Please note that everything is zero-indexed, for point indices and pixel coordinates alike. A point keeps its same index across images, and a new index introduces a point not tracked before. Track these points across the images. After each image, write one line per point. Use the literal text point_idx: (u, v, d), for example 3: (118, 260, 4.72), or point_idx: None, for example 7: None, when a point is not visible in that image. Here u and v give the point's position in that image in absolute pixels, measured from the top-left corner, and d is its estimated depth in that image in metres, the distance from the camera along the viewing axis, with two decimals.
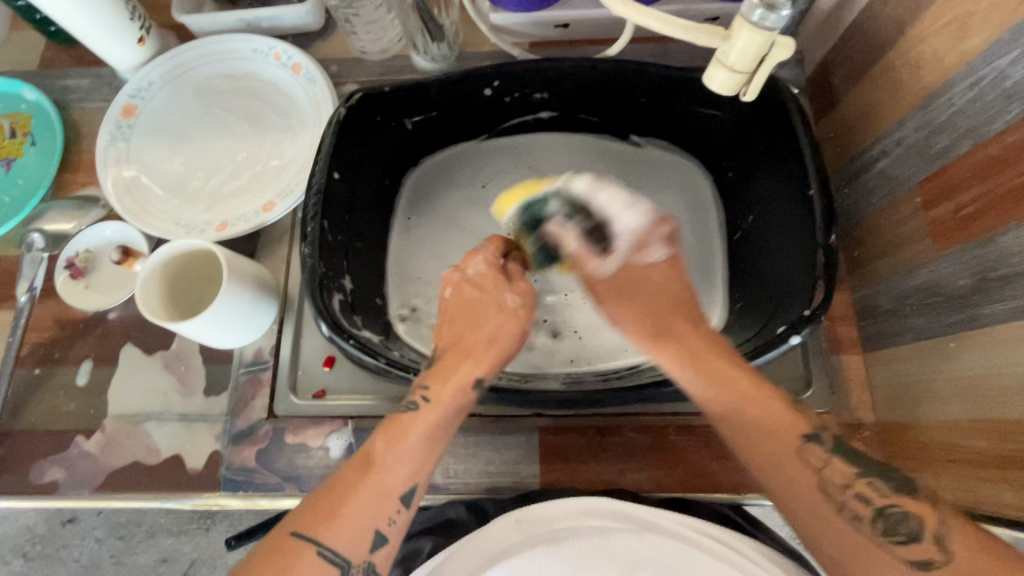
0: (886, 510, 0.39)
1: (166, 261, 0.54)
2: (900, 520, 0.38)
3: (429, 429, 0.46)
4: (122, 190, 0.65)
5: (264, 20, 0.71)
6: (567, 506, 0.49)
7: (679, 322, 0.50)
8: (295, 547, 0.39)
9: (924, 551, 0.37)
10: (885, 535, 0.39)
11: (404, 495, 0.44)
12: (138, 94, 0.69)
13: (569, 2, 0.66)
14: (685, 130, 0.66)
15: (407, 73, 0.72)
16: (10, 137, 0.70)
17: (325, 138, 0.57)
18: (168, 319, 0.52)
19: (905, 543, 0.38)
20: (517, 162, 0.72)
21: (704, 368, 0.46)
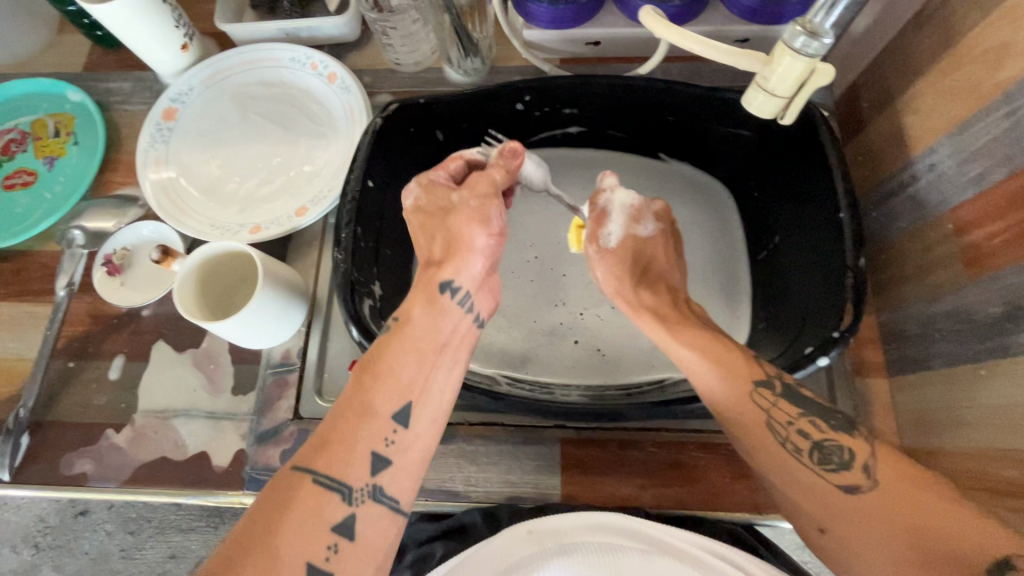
0: (823, 442, 0.45)
1: (208, 257, 0.56)
2: (834, 452, 0.44)
3: (404, 345, 0.47)
4: (161, 189, 0.66)
5: (303, 30, 0.73)
6: (577, 519, 0.48)
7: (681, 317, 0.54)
8: (293, 478, 0.41)
9: (853, 478, 0.43)
10: (820, 464, 0.44)
11: (396, 415, 0.44)
12: (179, 99, 0.71)
13: (600, 22, 0.68)
14: (711, 149, 0.67)
15: (439, 86, 0.73)
16: (55, 135, 0.73)
17: (361, 147, 0.59)
18: (192, 311, 0.53)
19: (837, 470, 0.43)
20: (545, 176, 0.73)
21: (701, 353, 0.50)
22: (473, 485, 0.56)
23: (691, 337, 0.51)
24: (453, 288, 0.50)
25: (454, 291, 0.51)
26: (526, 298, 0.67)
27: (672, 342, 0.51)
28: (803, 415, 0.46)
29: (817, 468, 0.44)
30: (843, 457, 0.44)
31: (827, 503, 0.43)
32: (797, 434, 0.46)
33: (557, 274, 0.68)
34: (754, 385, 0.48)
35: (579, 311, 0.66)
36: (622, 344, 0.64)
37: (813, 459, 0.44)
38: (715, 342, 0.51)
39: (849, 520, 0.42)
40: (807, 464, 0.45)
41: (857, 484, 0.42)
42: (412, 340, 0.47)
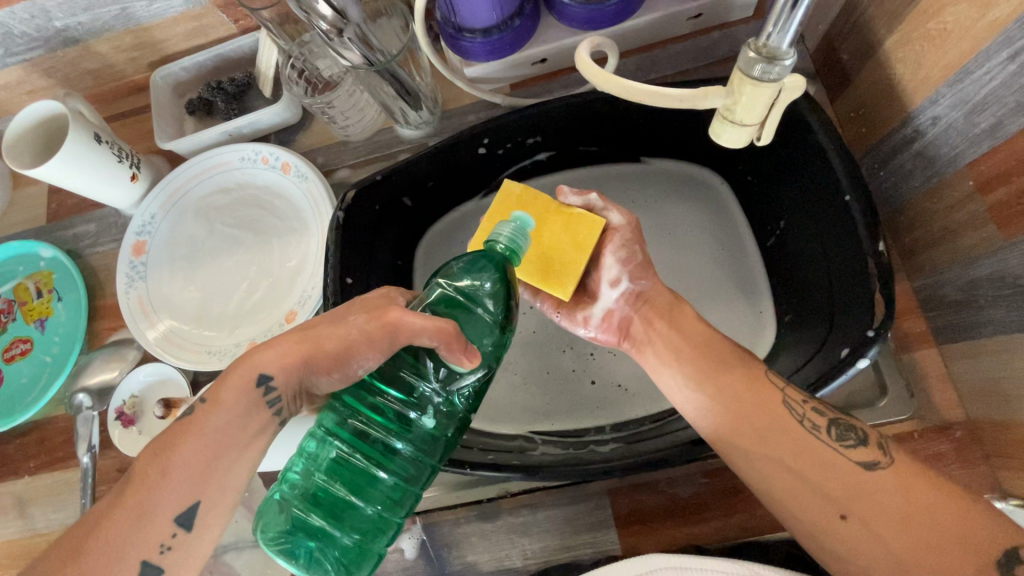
0: (838, 420, 0.42)
1: None
2: (848, 429, 0.41)
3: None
4: (155, 330, 0.65)
5: (245, 126, 0.70)
6: (634, 566, 0.44)
7: (663, 317, 0.50)
8: None
9: (871, 454, 0.40)
10: (839, 441, 0.41)
11: (179, 517, 0.37)
12: (144, 231, 0.69)
13: (541, 37, 0.63)
14: (689, 142, 0.63)
15: (395, 146, 0.70)
16: (38, 297, 0.72)
17: (329, 245, 0.57)
18: None
19: (854, 447, 0.40)
20: None
21: (689, 356, 0.47)
22: (531, 557, 0.55)
23: (667, 340, 0.48)
24: (268, 385, 0.41)
25: (270, 390, 0.41)
26: (530, 353, 0.64)
27: (651, 352, 0.49)
28: (808, 400, 0.43)
29: (837, 445, 0.40)
30: (859, 434, 0.41)
31: (845, 484, 0.39)
32: (813, 411, 0.42)
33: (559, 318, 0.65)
34: (780, 387, 0.44)
35: (590, 352, 0.63)
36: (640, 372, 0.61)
37: (832, 437, 0.41)
38: (712, 337, 0.48)
39: (874, 501, 0.38)
40: (825, 442, 0.41)
41: (875, 461, 0.39)
42: (212, 437, 0.39)
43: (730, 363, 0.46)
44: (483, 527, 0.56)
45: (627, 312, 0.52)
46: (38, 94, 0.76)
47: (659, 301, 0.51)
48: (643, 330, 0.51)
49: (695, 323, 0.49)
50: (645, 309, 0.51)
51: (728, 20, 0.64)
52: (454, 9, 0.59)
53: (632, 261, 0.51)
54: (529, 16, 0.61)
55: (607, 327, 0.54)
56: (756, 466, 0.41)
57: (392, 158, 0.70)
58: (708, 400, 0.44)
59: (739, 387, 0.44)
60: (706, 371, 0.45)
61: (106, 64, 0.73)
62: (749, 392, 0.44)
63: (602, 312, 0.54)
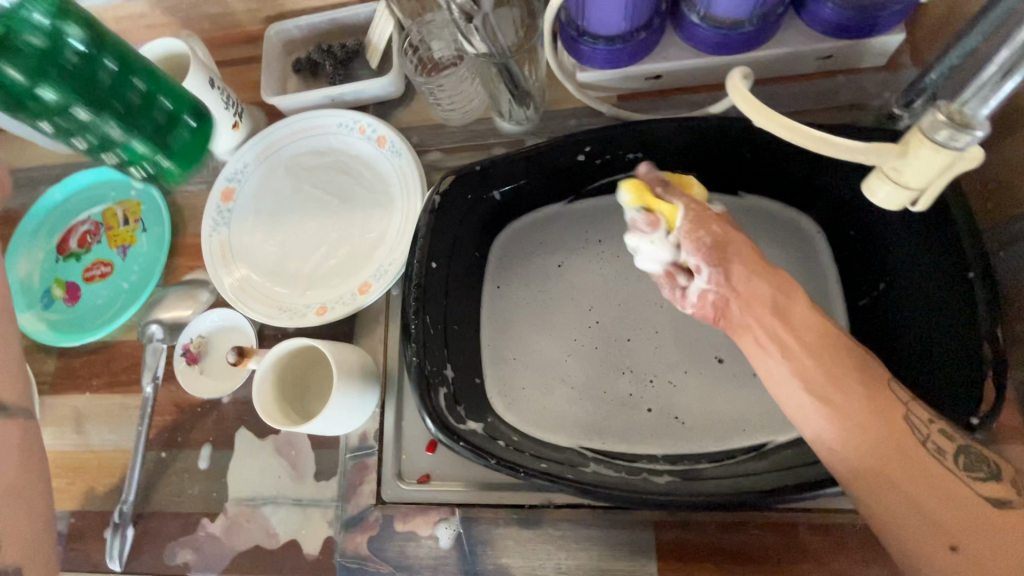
0: (967, 449, 0.42)
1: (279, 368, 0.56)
2: (979, 460, 0.41)
3: None
4: (232, 277, 0.67)
5: (348, 94, 0.71)
6: None
7: (767, 300, 0.48)
8: None
9: (1002, 491, 0.40)
10: (968, 471, 0.41)
11: None
12: (234, 178, 0.71)
13: (661, 54, 0.62)
14: (794, 186, 0.61)
15: (490, 137, 0.70)
16: (125, 224, 0.75)
17: (421, 226, 0.57)
18: (292, 420, 0.55)
19: (984, 480, 0.40)
20: (593, 231, 0.69)
21: (802, 352, 0.46)
22: (564, 572, 0.54)
23: (770, 328, 0.47)
24: None
25: None
26: (593, 366, 0.63)
27: (751, 339, 0.48)
28: (933, 420, 0.43)
29: (965, 474, 0.41)
30: (992, 468, 0.41)
31: (969, 521, 0.39)
32: (938, 432, 0.42)
33: (621, 340, 0.64)
34: (905, 406, 0.43)
35: (648, 378, 0.62)
36: (700, 412, 0.60)
37: (959, 464, 0.41)
38: (824, 328, 0.47)
39: (995, 540, 0.38)
40: (951, 467, 0.41)
41: (1005, 498, 0.39)
42: None
43: (845, 364, 0.45)
44: (520, 532, 0.56)
45: (722, 293, 0.48)
46: (156, 30, 0.79)
47: (759, 293, 0.48)
48: (747, 323, 0.48)
49: (805, 314, 0.47)
50: (744, 292, 0.48)
51: (856, 67, 0.62)
52: (584, 12, 0.58)
53: (702, 245, 0.48)
54: (654, 30, 0.60)
55: (702, 308, 0.50)
56: (876, 491, 0.42)
57: (485, 149, 0.70)
58: (817, 400, 0.44)
59: (860, 396, 0.44)
60: (818, 368, 0.45)
61: (226, 11, 0.75)
62: (869, 404, 0.43)
63: (698, 292, 0.49)
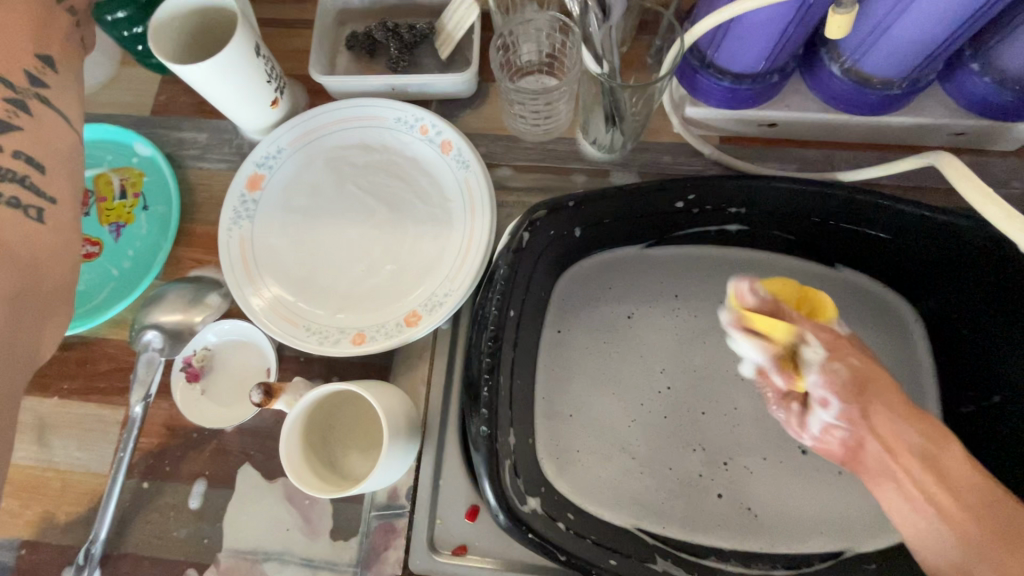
0: None
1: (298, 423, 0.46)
2: None
3: None
4: (261, 298, 0.56)
5: (412, 85, 0.61)
6: None
7: (927, 442, 0.43)
8: None
9: None
10: None
11: None
12: (265, 163, 0.60)
13: (784, 100, 0.55)
14: (904, 269, 0.56)
15: (570, 159, 0.61)
16: (122, 196, 0.63)
17: (500, 266, 0.49)
18: (327, 480, 0.46)
19: None
20: (668, 283, 0.62)
21: (961, 508, 0.40)
22: None
23: (916, 479, 0.42)
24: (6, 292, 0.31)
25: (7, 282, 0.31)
26: (661, 438, 0.57)
27: (889, 487, 0.43)
28: None
29: None
30: None
31: None
32: None
33: (694, 413, 0.57)
34: None
35: (722, 462, 0.56)
36: (775, 504, 0.54)
37: None
38: (982, 483, 0.42)
39: None
40: None
41: None
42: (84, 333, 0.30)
43: (1018, 523, 0.39)
44: None
45: (855, 432, 0.44)
46: None
47: (904, 439, 0.43)
48: (892, 475, 0.43)
49: (964, 467, 0.42)
50: (892, 437, 0.43)
51: (984, 147, 0.57)
52: (718, 41, 0.50)
53: (840, 380, 0.43)
54: (786, 73, 0.53)
55: (826, 441, 0.46)
56: None
57: (563, 172, 0.61)
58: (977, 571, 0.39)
59: None
60: (978, 528, 0.40)
61: None
62: None
63: (820, 427, 0.45)
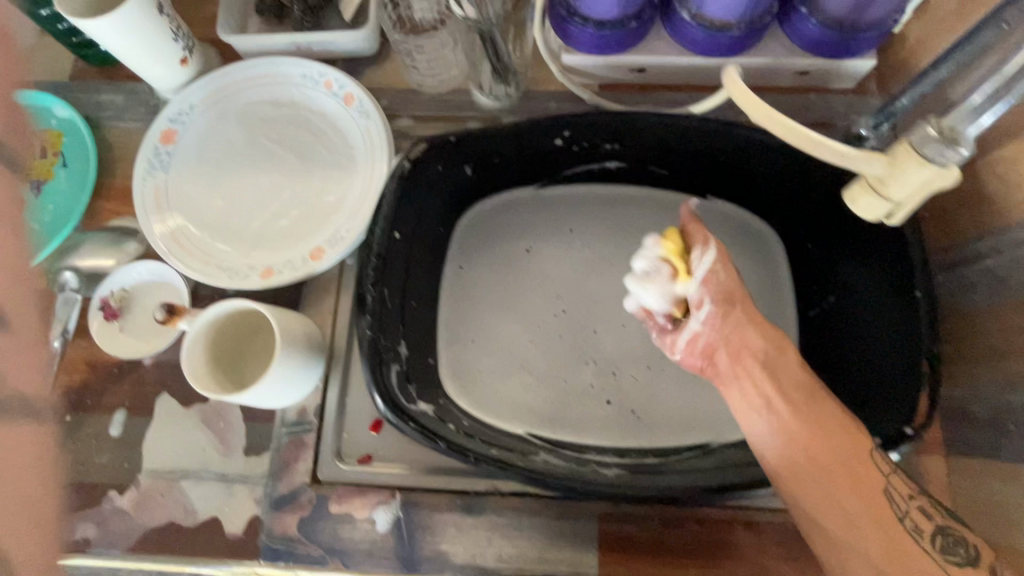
0: (946, 530, 0.44)
1: (205, 331, 0.50)
2: (957, 543, 0.43)
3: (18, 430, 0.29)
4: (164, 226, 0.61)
5: (315, 44, 0.66)
6: None
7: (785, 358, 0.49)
8: None
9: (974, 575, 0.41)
10: (945, 554, 0.42)
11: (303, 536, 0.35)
12: (178, 118, 0.64)
13: (648, 47, 0.62)
14: (761, 195, 0.62)
15: (466, 109, 0.67)
16: (40, 156, 0.66)
17: (386, 193, 0.53)
18: (216, 386, 0.49)
19: (961, 564, 0.42)
20: (562, 218, 0.67)
21: (799, 416, 0.47)
22: (505, 560, 0.53)
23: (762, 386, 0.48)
24: None
25: None
26: (552, 354, 0.63)
27: (739, 392, 0.49)
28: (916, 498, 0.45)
29: (940, 557, 0.42)
30: (968, 551, 0.43)
31: None
32: (918, 511, 0.44)
33: (587, 330, 0.63)
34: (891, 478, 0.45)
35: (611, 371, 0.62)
36: (654, 404, 0.61)
37: (935, 546, 0.43)
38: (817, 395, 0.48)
39: None
40: (929, 550, 0.42)
41: None
42: None
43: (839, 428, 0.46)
44: (462, 519, 0.54)
45: (714, 337, 0.51)
46: None
47: (753, 349, 0.50)
48: (745, 370, 0.49)
49: (800, 375, 0.49)
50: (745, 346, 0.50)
51: (826, 86, 0.64)
52: None
53: (714, 285, 0.50)
54: (645, 21, 0.59)
55: (691, 350, 0.53)
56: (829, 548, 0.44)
57: (459, 121, 0.67)
58: (797, 465, 0.46)
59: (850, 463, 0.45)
60: (810, 426, 0.46)
61: None
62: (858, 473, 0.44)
63: (688, 336, 0.52)
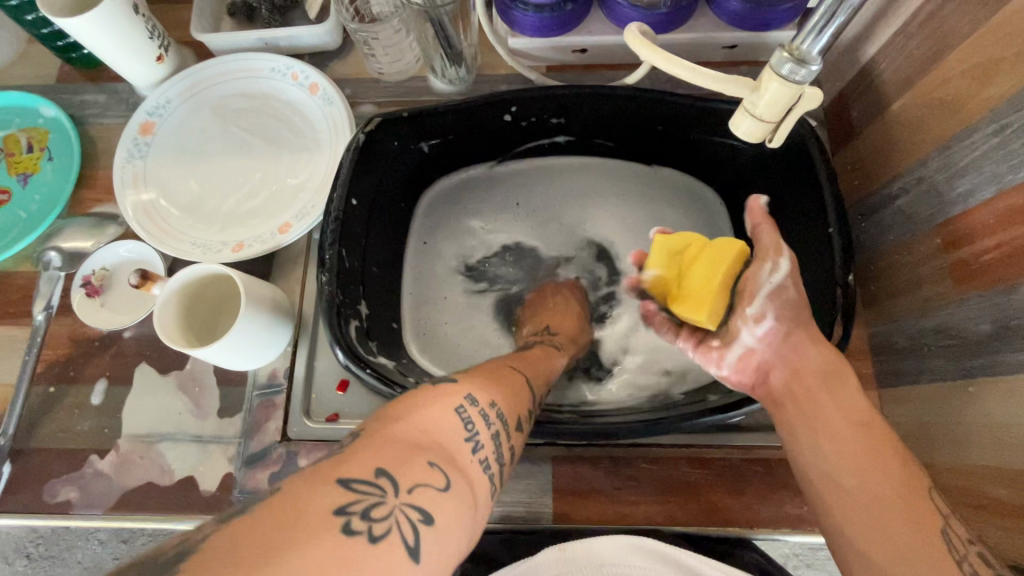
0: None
1: (175, 295, 0.53)
2: None
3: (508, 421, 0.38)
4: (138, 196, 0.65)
5: (282, 39, 0.71)
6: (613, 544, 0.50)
7: (845, 377, 0.47)
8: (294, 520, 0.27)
9: None
10: None
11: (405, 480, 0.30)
12: (155, 112, 0.69)
13: (587, 28, 0.66)
14: (698, 159, 0.67)
15: (424, 94, 0.72)
16: (28, 151, 0.71)
17: (343, 164, 0.58)
18: (185, 343, 0.53)
19: None
20: (521, 190, 0.72)
21: (846, 429, 0.44)
22: None
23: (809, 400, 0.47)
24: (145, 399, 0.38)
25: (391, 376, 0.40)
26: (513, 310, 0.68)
27: (790, 412, 0.48)
28: (976, 543, 0.37)
29: None
30: None
31: None
32: (977, 556, 0.36)
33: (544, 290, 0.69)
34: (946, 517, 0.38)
35: None
36: (609, 355, 0.65)
37: None
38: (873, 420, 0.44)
39: None
40: None
41: None
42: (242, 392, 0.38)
43: (892, 452, 0.42)
44: None
45: (767, 355, 0.50)
46: None
47: (812, 368, 0.48)
48: (809, 393, 0.47)
49: (861, 403, 0.45)
50: (798, 364, 0.49)
51: (756, 59, 0.69)
52: None
53: (784, 299, 0.51)
54: (581, 4, 0.64)
55: (744, 367, 0.52)
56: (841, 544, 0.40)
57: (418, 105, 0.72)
58: (832, 475, 0.42)
59: (891, 481, 0.40)
60: (860, 439, 0.43)
61: None
62: (901, 492, 0.39)
63: (741, 351, 0.52)
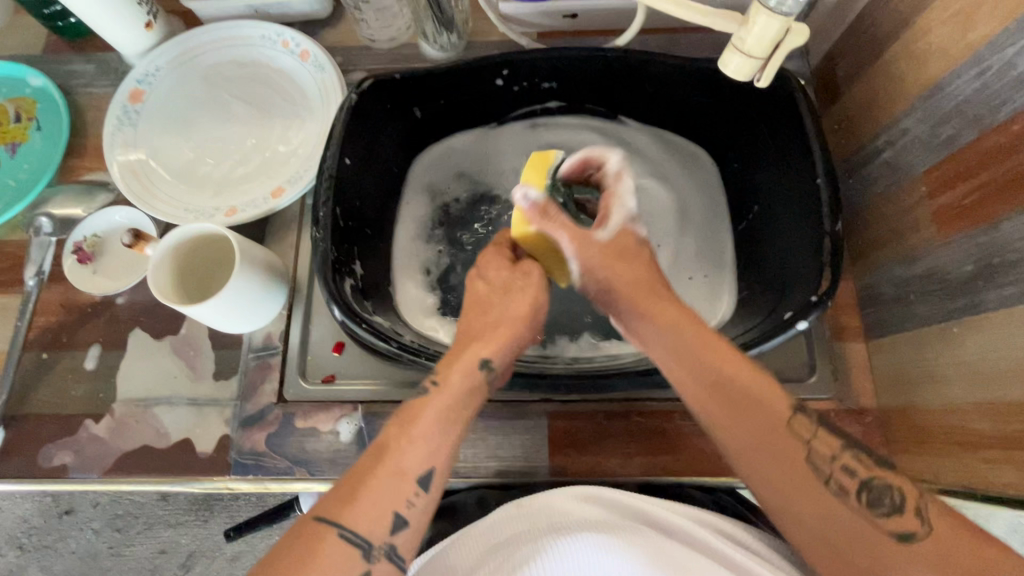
0: (870, 482, 0.40)
1: (170, 253, 0.54)
2: (884, 492, 0.39)
3: (441, 412, 0.44)
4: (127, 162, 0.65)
5: (272, 6, 0.71)
6: (565, 493, 0.48)
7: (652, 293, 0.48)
8: (318, 531, 0.38)
9: (907, 524, 0.38)
10: (872, 510, 0.39)
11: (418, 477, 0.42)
12: (144, 79, 0.68)
13: None
14: (688, 121, 0.67)
15: (415, 61, 0.72)
16: (16, 121, 0.70)
17: (337, 124, 0.58)
18: (177, 301, 0.53)
19: (888, 515, 0.38)
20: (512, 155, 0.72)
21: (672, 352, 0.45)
22: (462, 460, 0.57)
23: (643, 325, 0.48)
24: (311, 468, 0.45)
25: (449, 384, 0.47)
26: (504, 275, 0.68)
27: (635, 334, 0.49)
28: (845, 448, 0.41)
29: (867, 512, 0.39)
30: (896, 501, 0.39)
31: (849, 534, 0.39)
32: (842, 470, 0.40)
33: None
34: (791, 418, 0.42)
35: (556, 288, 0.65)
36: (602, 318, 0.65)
37: (861, 501, 0.39)
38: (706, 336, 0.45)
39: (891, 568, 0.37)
40: (851, 502, 0.39)
41: (909, 534, 0.37)
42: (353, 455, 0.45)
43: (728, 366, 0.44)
44: None
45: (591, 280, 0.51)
46: None
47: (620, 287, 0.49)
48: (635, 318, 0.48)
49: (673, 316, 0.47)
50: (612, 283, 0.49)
51: None
52: None
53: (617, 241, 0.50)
54: None
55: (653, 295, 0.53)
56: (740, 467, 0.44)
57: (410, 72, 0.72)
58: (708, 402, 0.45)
59: (741, 401, 0.42)
60: (700, 373, 0.44)
61: None
62: (760, 410, 0.42)
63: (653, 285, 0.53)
